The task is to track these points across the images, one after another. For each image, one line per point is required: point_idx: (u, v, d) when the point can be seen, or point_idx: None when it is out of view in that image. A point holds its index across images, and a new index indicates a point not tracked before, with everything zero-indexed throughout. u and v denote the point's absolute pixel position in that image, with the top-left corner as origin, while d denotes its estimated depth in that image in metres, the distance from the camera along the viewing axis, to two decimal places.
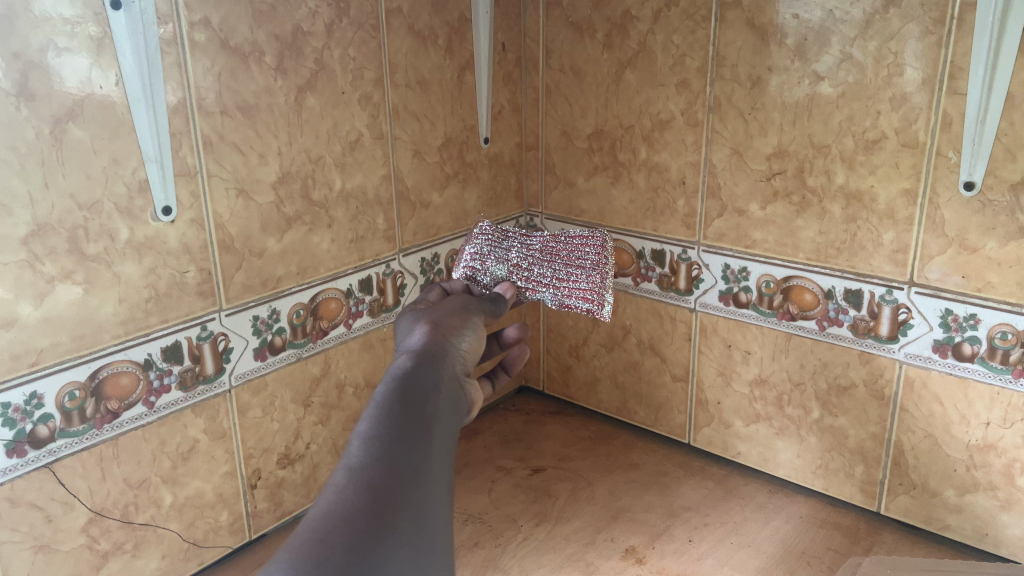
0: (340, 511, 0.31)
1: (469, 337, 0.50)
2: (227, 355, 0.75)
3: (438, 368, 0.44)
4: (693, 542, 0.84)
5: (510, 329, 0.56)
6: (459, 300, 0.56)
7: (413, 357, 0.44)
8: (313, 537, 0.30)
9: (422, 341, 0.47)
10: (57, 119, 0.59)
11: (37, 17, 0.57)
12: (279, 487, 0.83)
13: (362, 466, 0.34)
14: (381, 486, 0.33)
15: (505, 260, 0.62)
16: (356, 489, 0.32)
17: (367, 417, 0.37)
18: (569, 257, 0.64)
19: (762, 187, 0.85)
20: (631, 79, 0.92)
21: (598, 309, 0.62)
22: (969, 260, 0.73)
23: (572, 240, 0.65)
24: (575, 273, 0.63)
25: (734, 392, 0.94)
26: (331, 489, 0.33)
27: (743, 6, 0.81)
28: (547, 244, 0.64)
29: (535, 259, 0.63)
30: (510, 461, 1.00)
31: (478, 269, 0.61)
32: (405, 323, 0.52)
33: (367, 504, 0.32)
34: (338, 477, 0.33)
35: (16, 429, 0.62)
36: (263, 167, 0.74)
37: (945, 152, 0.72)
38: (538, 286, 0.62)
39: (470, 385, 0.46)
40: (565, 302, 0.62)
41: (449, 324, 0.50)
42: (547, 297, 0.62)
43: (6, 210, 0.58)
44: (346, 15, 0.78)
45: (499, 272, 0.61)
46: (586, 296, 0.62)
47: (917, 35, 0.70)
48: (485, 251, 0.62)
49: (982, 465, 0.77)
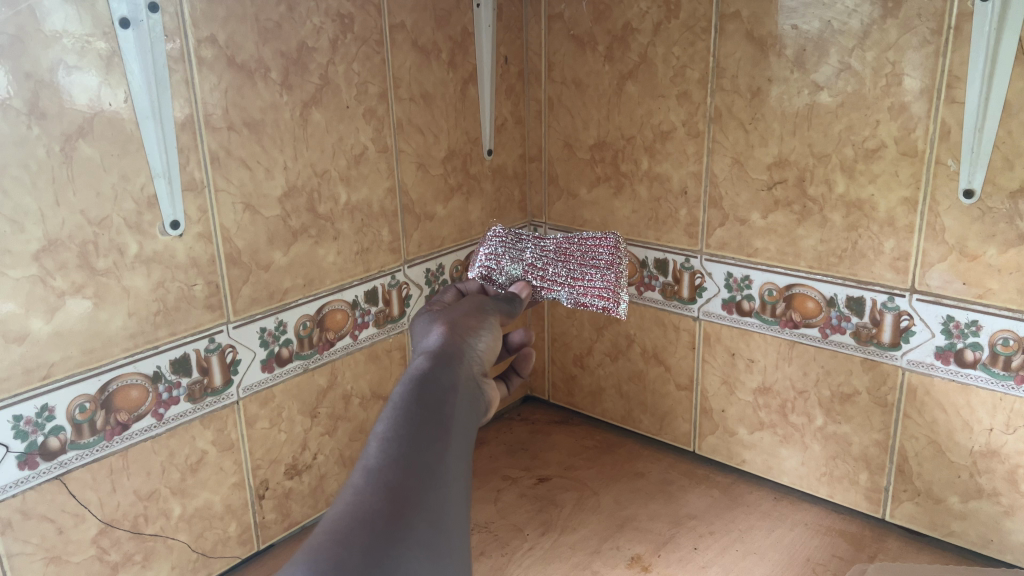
0: (358, 512, 0.32)
1: (485, 338, 0.51)
2: (235, 367, 0.76)
3: (455, 369, 0.45)
4: (699, 550, 0.84)
5: (515, 334, 0.57)
6: (474, 301, 0.56)
7: (430, 358, 0.45)
8: (331, 539, 0.30)
9: (439, 342, 0.48)
10: (68, 137, 0.61)
11: (47, 36, 0.58)
12: (286, 498, 0.84)
13: (380, 467, 0.35)
14: (398, 487, 0.34)
15: (520, 260, 0.63)
16: (374, 491, 0.33)
17: (385, 418, 0.38)
18: (583, 258, 0.65)
19: (763, 196, 0.85)
20: (633, 90, 0.93)
21: (614, 306, 0.63)
22: (970, 267, 0.73)
23: (585, 242, 0.65)
24: (590, 272, 0.64)
25: (738, 401, 0.94)
26: (349, 489, 0.33)
27: (742, 19, 0.82)
28: (561, 246, 0.65)
29: (549, 259, 0.64)
30: (516, 470, 1.01)
31: (494, 268, 0.62)
32: (421, 323, 0.53)
33: (385, 505, 0.33)
34: (356, 478, 0.34)
35: (27, 442, 0.63)
36: (269, 181, 0.75)
37: (944, 160, 0.72)
38: (554, 285, 0.63)
39: (486, 385, 0.47)
40: (580, 300, 0.63)
41: (465, 324, 0.51)
42: (562, 296, 0.63)
43: (18, 227, 0.59)
44: (350, 31, 0.79)
45: (515, 272, 0.62)
46: (602, 295, 0.63)
47: (915, 46, 0.71)
48: (500, 252, 0.63)
49: (986, 471, 0.77)
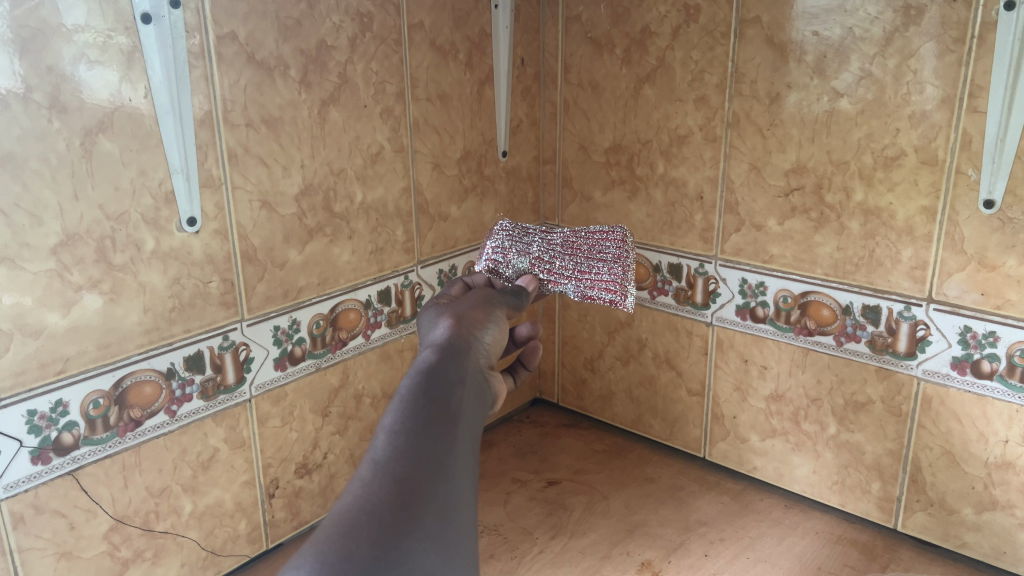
0: (366, 505, 0.31)
1: (492, 331, 0.51)
2: (248, 364, 0.76)
3: (463, 362, 0.45)
4: (709, 557, 0.84)
5: (522, 327, 0.58)
6: (482, 293, 0.56)
7: (437, 351, 0.45)
8: (339, 532, 0.30)
9: (446, 335, 0.48)
10: (88, 131, 0.60)
11: (69, 30, 0.58)
12: (296, 496, 0.84)
13: (388, 460, 0.34)
14: (405, 480, 0.33)
15: (527, 253, 0.62)
16: (381, 483, 0.33)
17: (392, 411, 0.38)
18: (590, 252, 0.65)
19: (780, 203, 0.85)
20: (650, 94, 0.93)
21: (621, 299, 0.63)
22: (988, 277, 0.73)
23: (593, 235, 0.66)
24: (597, 265, 0.63)
25: (750, 407, 0.94)
26: (357, 482, 0.33)
27: (762, 24, 0.81)
28: (568, 239, 0.65)
29: (556, 252, 0.64)
30: (525, 473, 1.00)
31: (500, 261, 0.62)
32: (429, 315, 0.52)
33: (392, 498, 0.32)
34: (364, 471, 0.34)
35: (41, 437, 0.63)
36: (287, 179, 0.75)
37: (965, 170, 0.72)
38: (560, 278, 0.62)
39: (494, 378, 0.47)
40: (587, 294, 0.62)
41: (472, 317, 0.51)
42: (569, 289, 0.62)
43: (36, 220, 0.59)
44: (369, 30, 0.79)
45: (521, 265, 0.62)
46: (609, 287, 0.62)
47: (936, 54, 0.71)
48: (507, 245, 0.63)
49: (1001, 483, 0.76)
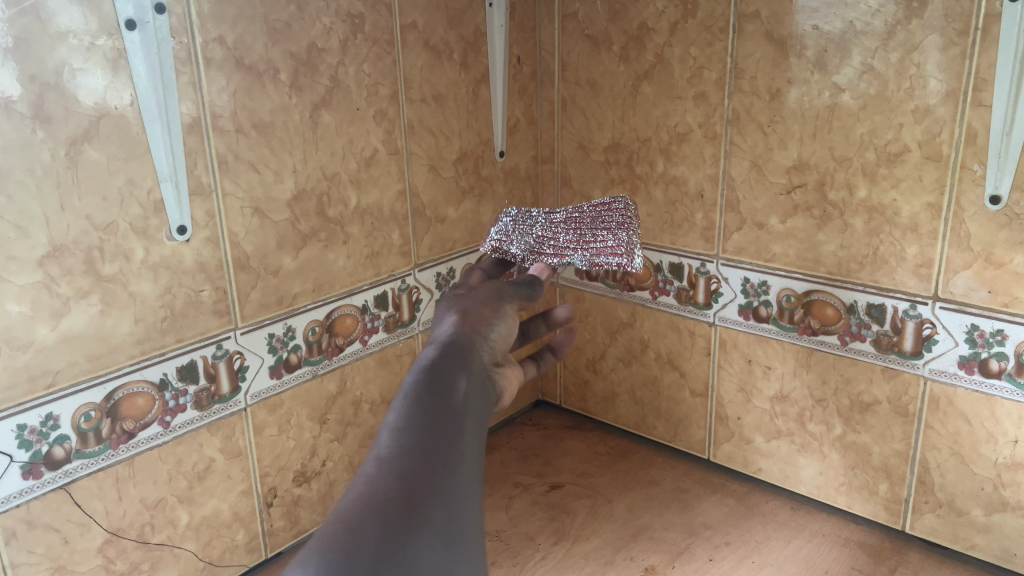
0: (372, 501, 0.30)
1: (504, 324, 0.49)
2: (243, 373, 0.75)
3: (469, 355, 0.43)
4: (714, 562, 0.82)
5: (561, 310, 0.52)
6: (494, 285, 0.54)
7: (444, 344, 0.44)
8: (343, 529, 0.29)
9: (454, 328, 0.46)
10: (73, 140, 0.59)
11: (52, 37, 0.57)
12: (295, 505, 0.83)
13: (393, 454, 0.33)
14: (411, 475, 0.32)
15: (529, 233, 0.62)
16: (387, 478, 0.32)
17: (398, 404, 0.37)
18: (595, 223, 0.62)
19: (782, 201, 0.83)
20: (649, 92, 0.91)
21: (630, 263, 0.60)
22: (996, 275, 0.71)
23: (594, 208, 0.63)
24: (602, 234, 0.62)
25: (755, 408, 0.93)
26: (362, 477, 0.32)
27: (761, 19, 0.80)
28: (570, 214, 0.63)
29: (559, 228, 0.62)
30: (527, 477, 0.99)
31: (504, 243, 0.61)
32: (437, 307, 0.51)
33: (399, 493, 0.31)
34: (370, 466, 0.33)
35: (32, 451, 0.62)
36: (279, 185, 0.74)
37: (969, 165, 0.70)
38: (566, 251, 0.61)
39: (500, 373, 0.46)
40: (595, 261, 0.60)
41: (482, 310, 0.49)
42: (576, 260, 0.61)
43: (22, 232, 0.58)
44: (360, 31, 0.78)
45: (526, 243, 0.61)
46: (616, 253, 0.60)
47: (939, 47, 0.69)
48: (509, 228, 0.62)
49: (1012, 484, 0.75)
